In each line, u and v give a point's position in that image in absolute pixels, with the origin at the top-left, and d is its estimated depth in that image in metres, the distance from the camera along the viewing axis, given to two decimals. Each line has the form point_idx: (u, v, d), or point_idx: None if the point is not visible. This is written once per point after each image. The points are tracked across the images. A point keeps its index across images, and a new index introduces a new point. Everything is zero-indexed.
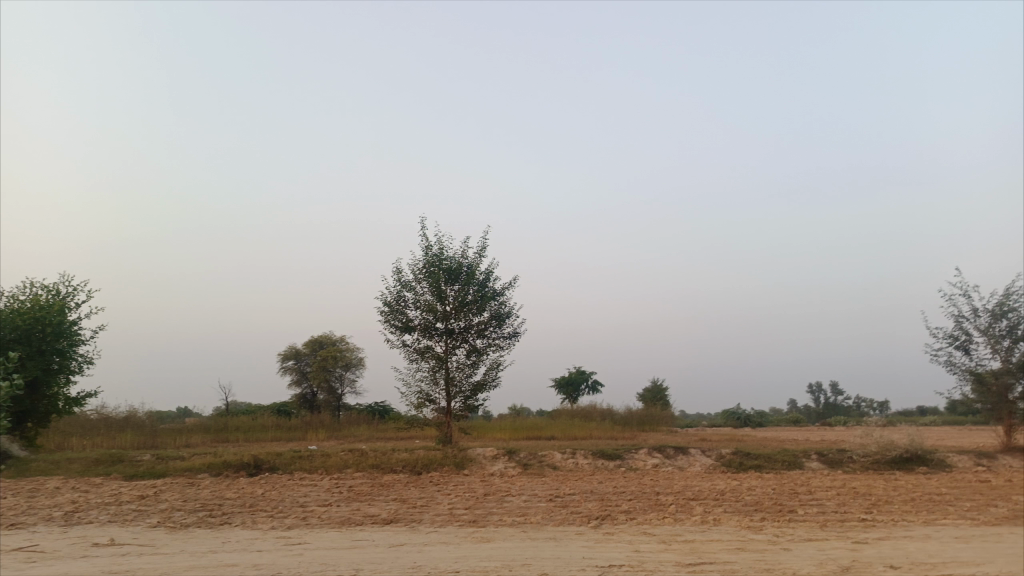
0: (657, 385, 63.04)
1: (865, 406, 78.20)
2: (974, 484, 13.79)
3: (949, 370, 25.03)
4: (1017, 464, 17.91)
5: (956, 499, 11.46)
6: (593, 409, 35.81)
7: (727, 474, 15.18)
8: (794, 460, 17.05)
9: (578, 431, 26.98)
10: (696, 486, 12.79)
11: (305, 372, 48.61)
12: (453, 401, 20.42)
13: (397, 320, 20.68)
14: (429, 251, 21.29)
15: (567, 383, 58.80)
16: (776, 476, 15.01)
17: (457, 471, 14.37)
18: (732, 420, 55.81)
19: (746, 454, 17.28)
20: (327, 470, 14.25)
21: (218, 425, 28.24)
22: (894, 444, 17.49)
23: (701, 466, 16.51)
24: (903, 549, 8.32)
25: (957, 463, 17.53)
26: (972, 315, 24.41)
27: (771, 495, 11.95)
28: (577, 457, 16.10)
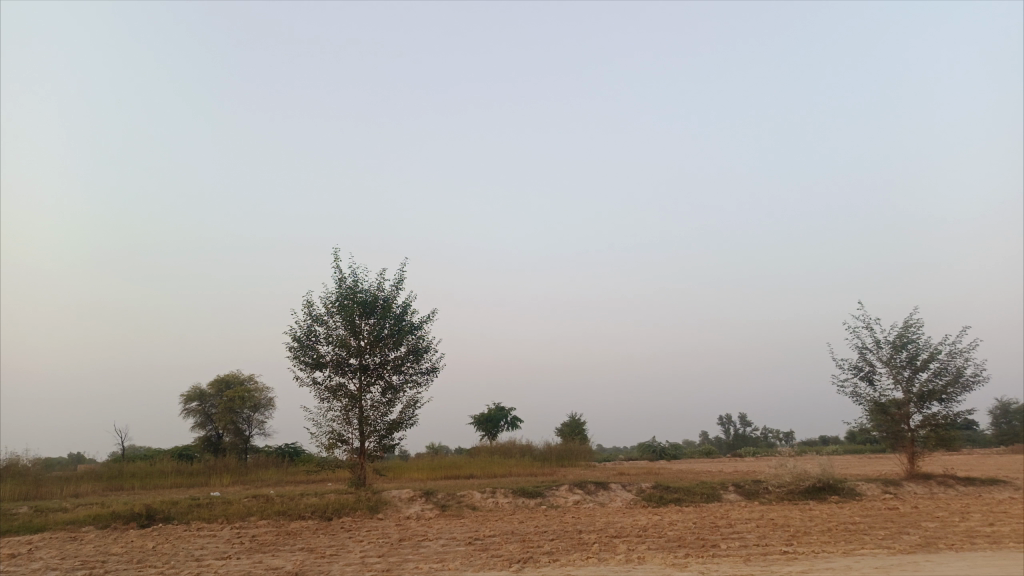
0: (575, 420, 63.20)
1: (772, 436, 80.84)
2: (884, 512, 14.14)
3: (854, 400, 25.99)
4: (920, 491, 18.60)
5: (871, 528, 11.65)
6: (511, 445, 35.40)
7: (648, 510, 15.05)
8: (713, 492, 17.14)
9: (498, 468, 26.49)
10: (618, 523, 12.55)
11: (210, 413, 46.16)
12: (367, 441, 19.60)
13: (307, 357, 19.79)
14: (343, 283, 20.60)
15: (485, 420, 58.17)
16: (696, 510, 14.98)
17: (371, 515, 13.66)
18: (648, 453, 56.41)
19: (666, 488, 17.25)
20: (228, 519, 13.26)
21: (111, 471, 26.24)
22: (807, 473, 17.86)
23: (621, 502, 16.34)
24: None
25: (865, 491, 18.03)
26: (876, 346, 25.53)
27: (692, 530, 11.84)
28: (497, 496, 15.64)
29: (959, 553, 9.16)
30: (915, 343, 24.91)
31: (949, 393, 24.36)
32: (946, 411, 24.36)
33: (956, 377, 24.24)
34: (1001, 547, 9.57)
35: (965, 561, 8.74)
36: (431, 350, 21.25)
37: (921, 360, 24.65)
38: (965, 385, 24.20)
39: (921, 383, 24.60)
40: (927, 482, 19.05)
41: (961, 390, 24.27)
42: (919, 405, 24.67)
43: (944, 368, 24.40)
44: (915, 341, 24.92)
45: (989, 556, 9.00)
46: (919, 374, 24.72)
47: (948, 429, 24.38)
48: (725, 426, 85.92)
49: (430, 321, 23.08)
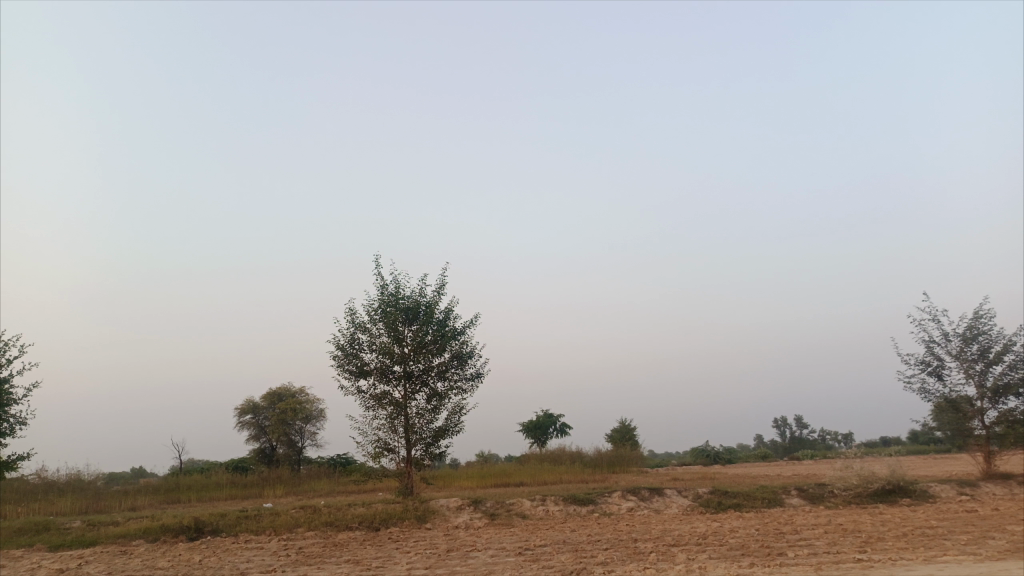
0: (626, 425, 62.30)
1: (830, 439, 78.55)
2: (963, 515, 13.27)
3: (922, 397, 24.79)
4: (999, 492, 17.50)
5: (951, 533, 10.86)
6: (562, 452, 34.93)
7: (706, 516, 14.42)
8: (774, 497, 16.40)
9: (548, 476, 26.08)
10: (675, 531, 12.01)
11: (263, 426, 46.76)
12: (413, 450, 19.38)
13: (351, 365, 19.70)
14: (384, 290, 20.48)
15: (535, 427, 57.78)
16: (758, 515, 14.30)
17: (419, 525, 13.38)
18: (702, 457, 55.21)
19: (724, 493, 16.57)
20: (275, 531, 13.13)
21: (168, 484, 26.60)
22: (875, 475, 16.98)
23: (677, 508, 15.73)
24: None
25: (940, 494, 17.04)
26: (943, 339, 24.34)
27: (756, 537, 11.22)
28: (547, 504, 15.21)
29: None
30: (987, 335, 23.66)
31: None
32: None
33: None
34: None
35: None
36: (475, 356, 20.97)
37: (994, 353, 23.38)
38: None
39: (995, 377, 23.31)
40: (1006, 483, 17.94)
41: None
42: (994, 401, 23.37)
43: (1020, 361, 23.09)
44: (986, 333, 23.67)
45: None
46: (992, 368, 23.45)
47: None
48: (781, 428, 83.78)
49: (474, 326, 22.80)
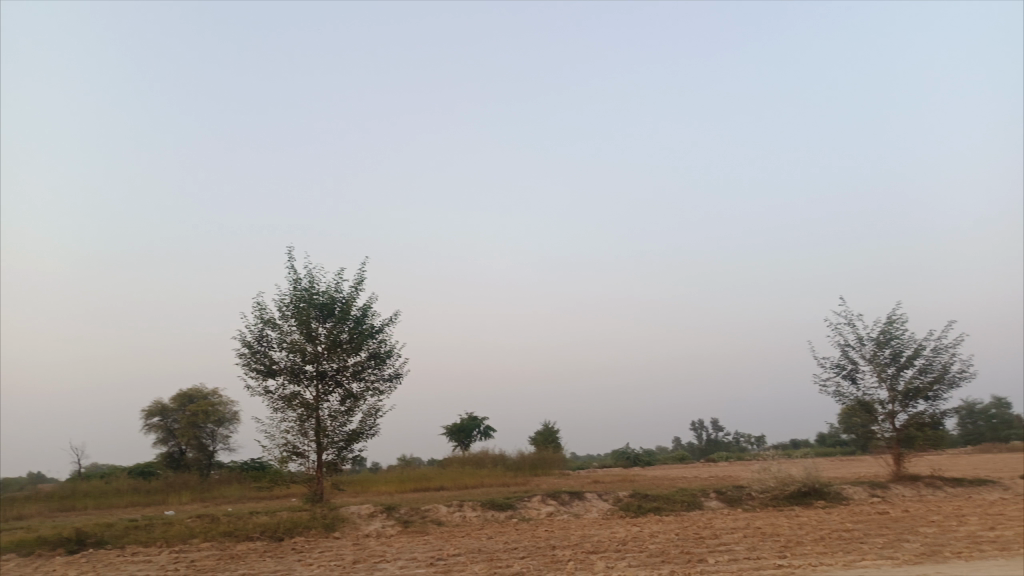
0: (549, 428, 62.43)
1: (743, 441, 81.03)
2: (875, 517, 13.49)
3: (837, 399, 25.48)
4: (907, 494, 18.01)
5: (867, 536, 10.92)
6: (484, 455, 34.46)
7: (626, 520, 14.21)
8: (693, 500, 16.35)
9: (469, 479, 25.58)
10: (594, 536, 11.70)
11: (173, 428, 44.43)
12: (325, 454, 18.53)
13: (259, 364, 18.64)
14: (298, 285, 19.53)
15: (458, 429, 57.12)
16: (677, 519, 14.18)
17: (326, 534, 12.63)
18: (623, 459, 55.76)
19: (644, 496, 16.42)
20: (167, 543, 12.12)
21: (61, 491, 24.70)
22: (792, 478, 17.19)
23: (598, 513, 15.48)
24: None
25: (853, 495, 17.38)
26: (858, 344, 25.08)
27: (675, 542, 11.00)
28: (464, 510, 14.68)
29: (973, 562, 8.37)
30: (899, 340, 24.52)
31: (935, 391, 23.97)
32: (932, 410, 23.94)
33: (942, 374, 23.89)
34: (1015, 552, 8.84)
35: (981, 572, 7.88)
36: (393, 356, 20.31)
37: (905, 357, 24.25)
38: (951, 383, 23.86)
39: (906, 381, 24.16)
40: (914, 484, 18.50)
41: (947, 387, 23.91)
42: (904, 404, 24.23)
43: (929, 365, 24.02)
44: (899, 338, 24.53)
45: (1003, 565, 8.13)
46: (903, 371, 24.30)
47: (934, 429, 23.95)
48: (698, 430, 85.83)
49: (393, 324, 22.11)
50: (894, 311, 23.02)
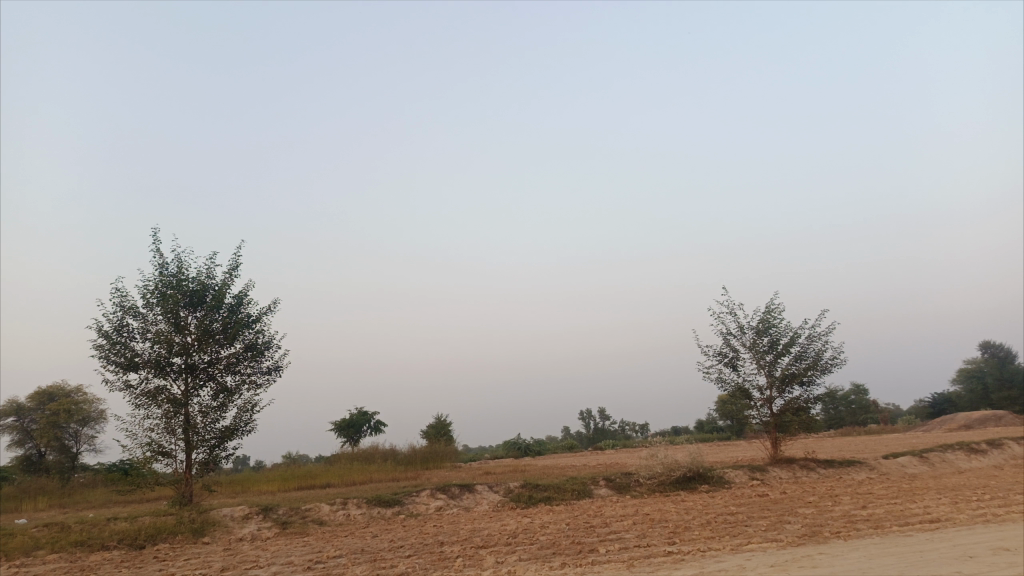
0: (441, 421, 61.95)
1: (629, 429, 83.65)
2: (756, 500, 13.92)
3: (720, 386, 26.42)
4: (784, 476, 18.86)
5: (751, 519, 11.18)
6: (374, 450, 33.58)
7: (516, 512, 14.02)
8: (583, 488, 16.37)
9: (358, 475, 24.75)
10: (484, 530, 11.38)
11: (30, 430, 40.69)
12: (195, 453, 17.30)
13: (119, 357, 17.13)
14: (164, 271, 18.11)
15: (347, 425, 55.58)
16: (568, 508, 14.12)
17: (195, 539, 11.67)
18: (513, 450, 56.06)
19: (534, 486, 16.27)
20: (7, 557, 10.80)
21: None
22: (677, 463, 17.59)
23: (488, 505, 15.17)
24: None
25: (734, 479, 18.00)
26: (740, 332, 26.10)
27: (566, 533, 10.85)
28: (348, 508, 14.01)
29: (851, 541, 8.63)
30: (777, 328, 25.70)
31: (809, 377, 25.30)
32: (807, 395, 25.26)
33: (816, 361, 25.24)
34: (887, 529, 9.23)
35: (860, 551, 8.08)
36: (272, 348, 19.28)
37: (782, 345, 25.45)
38: (824, 369, 25.26)
39: (783, 367, 25.35)
40: (790, 467, 19.39)
41: (820, 373, 25.29)
42: (781, 389, 25.43)
43: (804, 352, 25.32)
44: (777, 327, 25.71)
45: (879, 543, 8.39)
46: (780, 359, 25.51)
47: (808, 413, 25.29)
48: (586, 420, 87.80)
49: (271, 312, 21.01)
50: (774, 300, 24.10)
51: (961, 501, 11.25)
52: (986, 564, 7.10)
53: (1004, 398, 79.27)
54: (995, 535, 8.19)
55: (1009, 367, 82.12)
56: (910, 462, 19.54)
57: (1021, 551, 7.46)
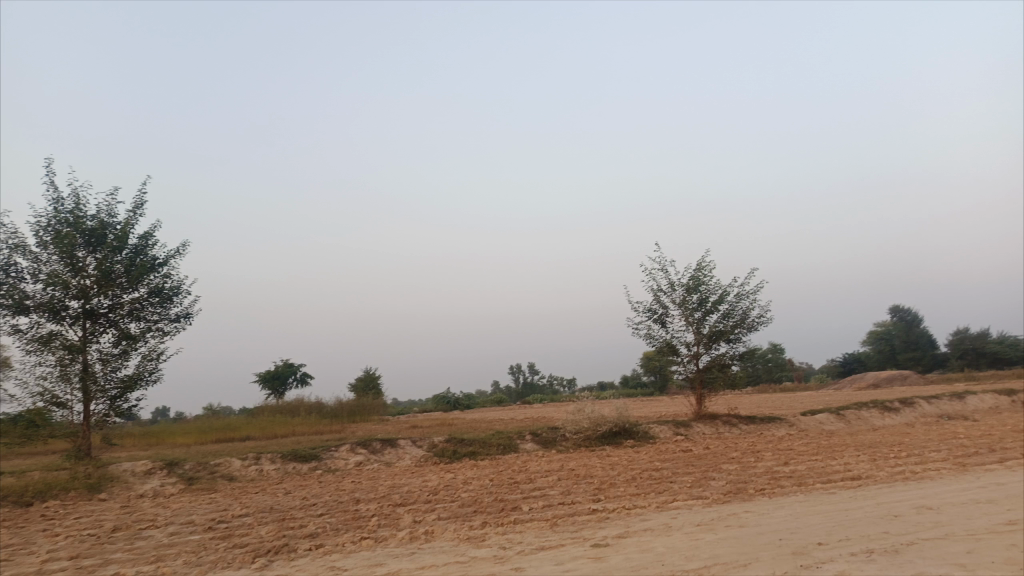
0: (369, 374, 61.27)
1: (557, 383, 84.88)
2: (681, 456, 13.98)
3: (648, 342, 26.64)
4: (707, 432, 19.15)
5: (676, 475, 11.15)
6: (299, 402, 32.77)
7: (440, 467, 13.69)
8: (509, 443, 16.15)
9: (279, 428, 23.99)
10: (404, 486, 10.99)
11: None
12: (93, 404, 16.32)
13: (6, 299, 15.79)
14: (58, 207, 16.72)
15: (272, 377, 54.12)
16: (493, 464, 13.89)
17: (90, 496, 10.89)
18: (442, 403, 55.98)
19: (459, 440, 15.94)
20: None
21: None
22: (604, 418, 17.57)
23: (410, 460, 14.77)
24: (651, 551, 7.00)
25: (658, 434, 18.14)
26: (670, 289, 26.27)
27: (488, 490, 10.56)
28: (261, 463, 13.40)
29: (776, 499, 8.60)
30: (707, 286, 25.97)
31: (736, 334, 25.76)
32: (732, 351, 25.76)
33: (743, 318, 25.69)
34: (810, 486, 9.27)
35: (785, 509, 8.02)
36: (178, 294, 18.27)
37: (711, 302, 25.77)
38: (750, 326, 25.75)
39: (711, 324, 25.72)
40: (713, 423, 19.70)
41: (746, 331, 25.79)
42: (708, 346, 25.84)
43: (732, 310, 25.72)
44: (706, 284, 25.97)
45: (804, 501, 8.36)
46: (709, 316, 25.85)
47: (733, 369, 25.83)
48: (515, 375, 88.54)
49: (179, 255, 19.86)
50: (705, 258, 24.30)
51: (880, 458, 11.50)
52: (912, 524, 7.11)
53: (909, 358, 83.99)
54: (916, 494, 8.26)
55: (914, 330, 86.85)
56: (827, 419, 20.16)
57: (943, 510, 7.53)
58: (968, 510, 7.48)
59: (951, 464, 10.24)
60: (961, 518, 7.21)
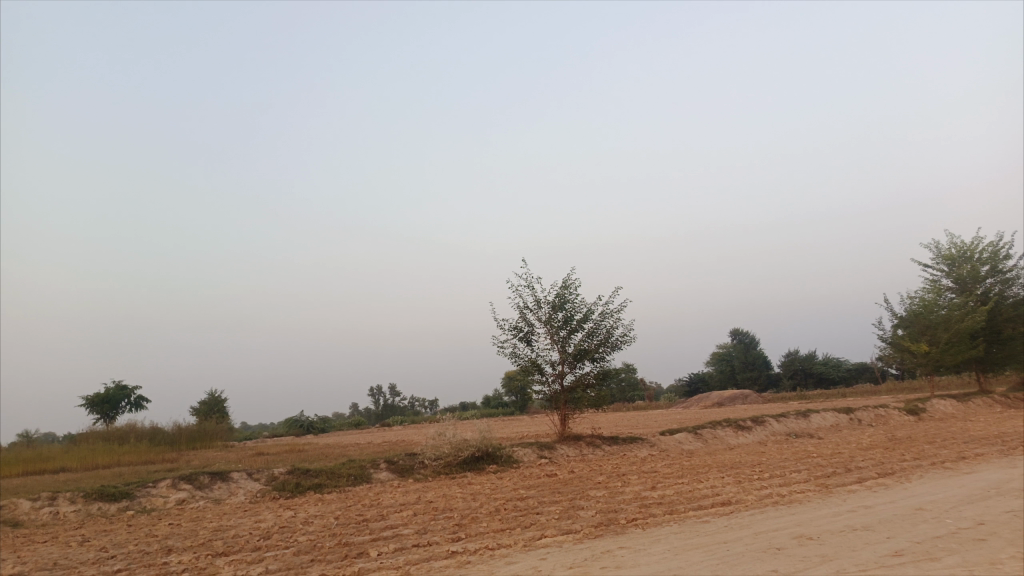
0: (215, 397, 57.05)
1: (418, 405, 83.25)
2: (547, 482, 13.38)
3: (513, 361, 26.15)
4: (571, 454, 18.78)
5: (541, 505, 10.46)
6: (130, 428, 29.55)
7: (279, 503, 12.25)
8: (361, 473, 14.87)
9: (99, 458, 21.23)
10: (231, 529, 9.55)
11: None
12: None
13: None
14: None
15: (101, 400, 48.86)
16: (342, 497, 12.62)
17: None
18: (294, 427, 52.85)
19: (304, 472, 14.45)
20: None
21: None
22: (466, 443, 16.69)
23: (244, 496, 13.14)
24: None
25: (522, 458, 17.51)
26: (536, 306, 25.98)
27: (331, 531, 9.35)
28: (56, 506, 11.39)
29: (650, 531, 8.10)
30: (572, 304, 25.94)
31: (599, 353, 25.84)
32: (596, 370, 25.80)
33: (607, 337, 25.83)
34: (682, 515, 8.87)
35: (662, 544, 7.51)
36: None
37: (576, 321, 25.73)
38: (614, 345, 25.94)
39: (576, 342, 25.66)
40: (577, 445, 19.37)
41: (610, 350, 25.94)
42: (573, 365, 25.73)
43: (597, 329, 25.79)
44: (572, 302, 25.91)
45: (680, 533, 7.90)
46: (574, 334, 25.80)
47: (595, 389, 25.85)
48: (374, 396, 85.98)
49: None
50: (571, 275, 24.20)
51: (745, 480, 11.42)
52: (797, 559, 6.79)
53: (748, 378, 89.81)
54: (792, 522, 8.03)
55: (752, 351, 93.01)
56: (686, 438, 20.41)
57: (824, 540, 7.32)
58: (849, 540, 7.30)
59: (815, 486, 10.27)
60: (845, 550, 6.97)
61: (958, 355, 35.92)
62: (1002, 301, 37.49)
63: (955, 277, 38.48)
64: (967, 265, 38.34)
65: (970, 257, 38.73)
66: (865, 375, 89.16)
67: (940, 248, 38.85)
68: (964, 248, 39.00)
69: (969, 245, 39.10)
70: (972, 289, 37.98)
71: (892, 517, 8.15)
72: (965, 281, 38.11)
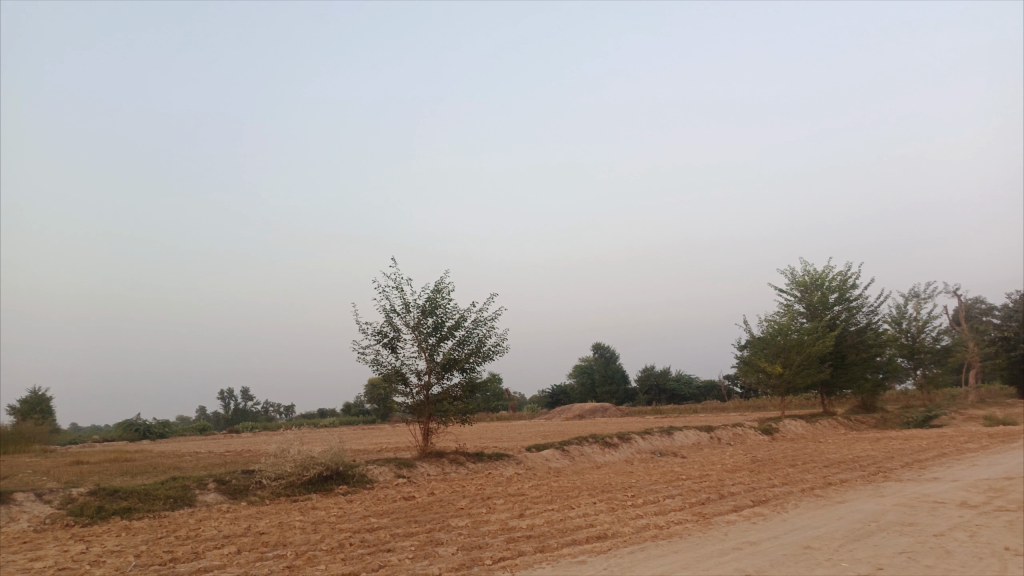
0: (37, 395, 51.00)
1: (272, 409, 78.90)
2: (404, 507, 12.20)
3: (375, 368, 24.65)
4: (431, 472, 17.63)
5: (393, 539, 9.28)
6: None
7: (74, 533, 10.32)
8: (185, 494, 13.00)
9: None
10: None
11: None
12: None
13: None
14: None
15: None
16: (158, 525, 10.84)
17: None
18: (128, 432, 48.10)
19: (111, 492, 12.38)
20: None
21: None
22: (313, 460, 15.14)
23: (29, 523, 11.01)
24: None
25: (377, 478, 16.18)
26: (404, 310, 24.66)
27: None
28: None
29: None
30: (443, 311, 24.85)
31: (469, 363, 24.91)
32: (464, 382, 24.84)
33: (478, 347, 24.96)
34: (554, 554, 8.01)
35: None
36: None
37: (446, 328, 24.68)
38: (485, 356, 25.12)
39: (445, 351, 24.59)
40: (438, 462, 18.25)
41: (480, 360, 25.08)
42: (440, 376, 24.63)
43: (468, 337, 24.85)
44: (442, 308, 24.82)
45: None
46: (443, 342, 24.74)
47: (462, 401, 24.87)
48: (224, 400, 80.70)
49: None
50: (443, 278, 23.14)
51: (617, 507, 10.79)
52: None
53: (606, 392, 92.23)
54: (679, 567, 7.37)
55: (612, 364, 95.52)
56: (553, 456, 19.81)
57: None
58: None
59: (693, 517, 9.78)
60: None
61: (808, 377, 38.12)
62: (847, 328, 40.26)
63: (807, 302, 40.89)
64: (818, 292, 40.84)
65: (820, 284, 41.32)
66: (712, 393, 94.02)
67: (795, 274, 41.16)
68: (815, 276, 41.52)
69: (820, 273, 41.69)
70: (821, 315, 40.53)
71: (785, 560, 7.70)
72: (816, 307, 40.61)
